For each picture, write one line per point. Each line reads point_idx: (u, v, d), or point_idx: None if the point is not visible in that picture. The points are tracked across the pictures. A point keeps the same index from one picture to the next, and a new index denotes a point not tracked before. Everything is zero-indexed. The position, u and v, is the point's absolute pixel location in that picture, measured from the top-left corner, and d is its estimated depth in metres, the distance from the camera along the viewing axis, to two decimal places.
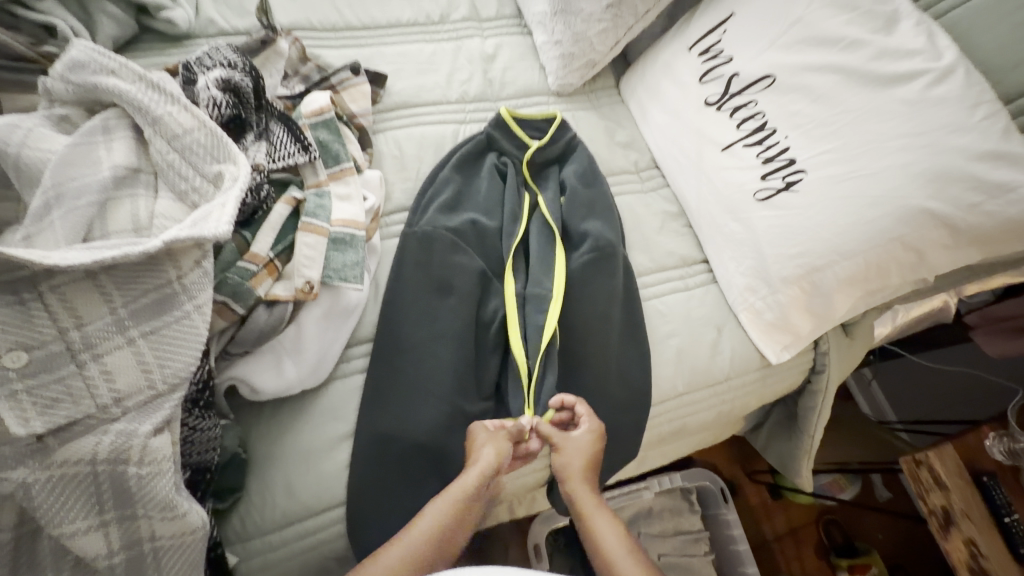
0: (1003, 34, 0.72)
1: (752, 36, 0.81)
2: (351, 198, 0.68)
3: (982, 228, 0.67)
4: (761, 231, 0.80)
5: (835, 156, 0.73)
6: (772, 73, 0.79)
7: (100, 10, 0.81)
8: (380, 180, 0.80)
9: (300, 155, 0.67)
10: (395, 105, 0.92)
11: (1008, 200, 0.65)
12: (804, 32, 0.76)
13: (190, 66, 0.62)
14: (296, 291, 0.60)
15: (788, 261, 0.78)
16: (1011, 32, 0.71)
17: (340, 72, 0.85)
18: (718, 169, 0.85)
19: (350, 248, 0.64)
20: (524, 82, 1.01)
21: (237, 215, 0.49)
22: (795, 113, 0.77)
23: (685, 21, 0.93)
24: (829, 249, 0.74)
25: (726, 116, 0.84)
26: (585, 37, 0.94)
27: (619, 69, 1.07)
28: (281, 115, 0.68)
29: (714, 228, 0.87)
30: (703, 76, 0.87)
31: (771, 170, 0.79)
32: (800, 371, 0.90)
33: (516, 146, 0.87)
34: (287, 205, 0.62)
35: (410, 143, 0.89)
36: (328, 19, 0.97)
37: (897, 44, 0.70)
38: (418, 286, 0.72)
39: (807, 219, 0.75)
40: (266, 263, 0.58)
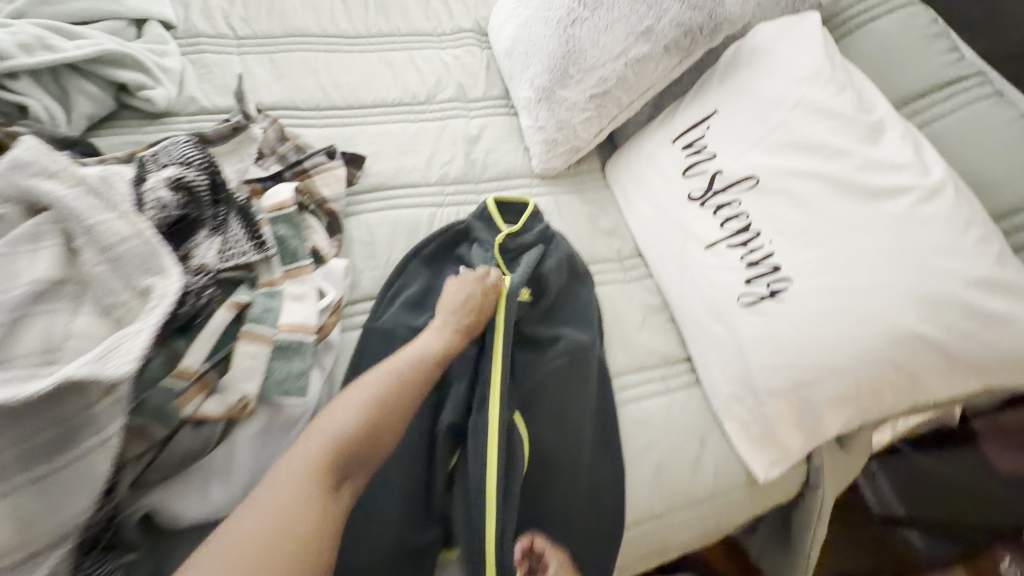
0: (992, 149, 0.69)
1: (734, 135, 0.80)
2: (304, 297, 0.64)
3: (978, 357, 0.62)
4: (746, 337, 0.75)
5: (821, 267, 0.68)
6: (754, 174, 0.76)
7: (77, 90, 0.81)
8: (346, 269, 0.78)
9: (253, 253, 0.64)
10: (371, 187, 0.90)
11: (1001, 329, 0.61)
12: (787, 136, 0.74)
13: (145, 163, 0.60)
14: (229, 407, 0.55)
15: (774, 374, 0.72)
16: (999, 148, 0.69)
17: (314, 156, 0.84)
18: (701, 267, 0.81)
19: (297, 355, 0.60)
20: (506, 164, 0.99)
21: (143, 354, 0.45)
22: (779, 217, 0.73)
23: (670, 112, 0.92)
24: (820, 365, 0.68)
25: (709, 213, 0.81)
26: (568, 124, 0.93)
27: (605, 152, 1.06)
28: (242, 207, 0.66)
29: (698, 327, 0.82)
30: (686, 169, 0.85)
31: (756, 274, 0.74)
32: (792, 486, 0.83)
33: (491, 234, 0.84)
34: (230, 309, 0.58)
35: (383, 227, 0.86)
36: (313, 99, 0.97)
37: (882, 156, 0.67)
38: None
39: (792, 331, 0.70)
40: (198, 377, 0.54)
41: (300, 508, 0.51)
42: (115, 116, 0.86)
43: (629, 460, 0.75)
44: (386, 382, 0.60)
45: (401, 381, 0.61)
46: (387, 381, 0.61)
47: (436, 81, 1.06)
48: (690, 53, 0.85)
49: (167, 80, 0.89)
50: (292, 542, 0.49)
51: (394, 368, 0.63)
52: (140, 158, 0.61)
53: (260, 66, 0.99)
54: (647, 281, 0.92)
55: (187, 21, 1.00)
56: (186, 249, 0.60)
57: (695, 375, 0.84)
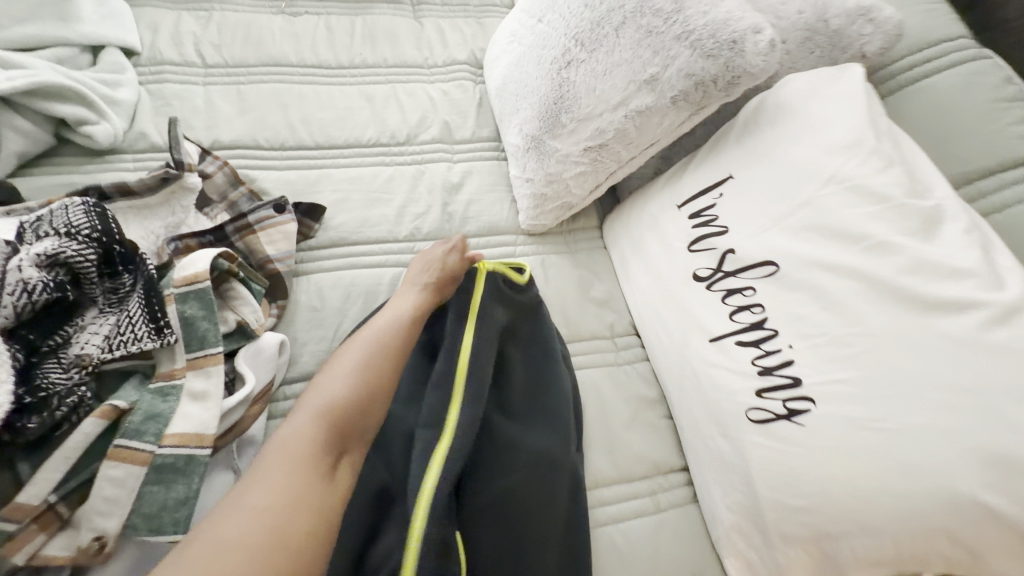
0: None
1: (751, 209, 0.66)
2: (206, 396, 0.53)
3: None
4: (753, 463, 0.60)
5: (852, 391, 0.54)
6: (773, 260, 0.63)
7: (7, 124, 0.73)
8: (284, 343, 0.66)
9: (149, 341, 0.53)
10: (329, 242, 0.79)
11: None
12: (816, 217, 0.60)
13: (23, 233, 0.51)
14: (77, 550, 0.44)
15: (788, 515, 0.57)
16: None
17: (260, 209, 0.74)
18: (704, 365, 0.66)
19: (181, 478, 0.48)
20: (489, 218, 0.87)
21: None
22: (801, 317, 0.59)
23: (679, 169, 0.79)
24: (847, 515, 0.54)
25: (716, 300, 0.67)
26: (559, 178, 0.81)
27: (606, 206, 0.93)
28: (150, 277, 0.55)
29: (697, 436, 0.68)
30: (692, 242, 0.72)
31: (769, 385, 0.60)
32: None
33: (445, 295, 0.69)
34: (99, 418, 0.47)
35: (336, 291, 0.75)
36: (277, 137, 0.87)
37: (938, 257, 0.53)
38: None
39: (811, 467, 0.56)
40: (40, 513, 0.43)
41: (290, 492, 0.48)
42: (54, 153, 0.78)
43: None
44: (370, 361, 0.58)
45: (385, 359, 0.59)
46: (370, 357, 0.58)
47: (419, 118, 0.95)
48: (703, 106, 0.71)
49: (114, 114, 0.80)
50: (290, 521, 0.46)
51: (375, 340, 0.60)
52: (21, 224, 0.52)
53: (225, 98, 0.90)
54: (642, 366, 0.78)
55: (153, 46, 0.92)
56: (66, 336, 0.50)
57: (693, 490, 0.70)
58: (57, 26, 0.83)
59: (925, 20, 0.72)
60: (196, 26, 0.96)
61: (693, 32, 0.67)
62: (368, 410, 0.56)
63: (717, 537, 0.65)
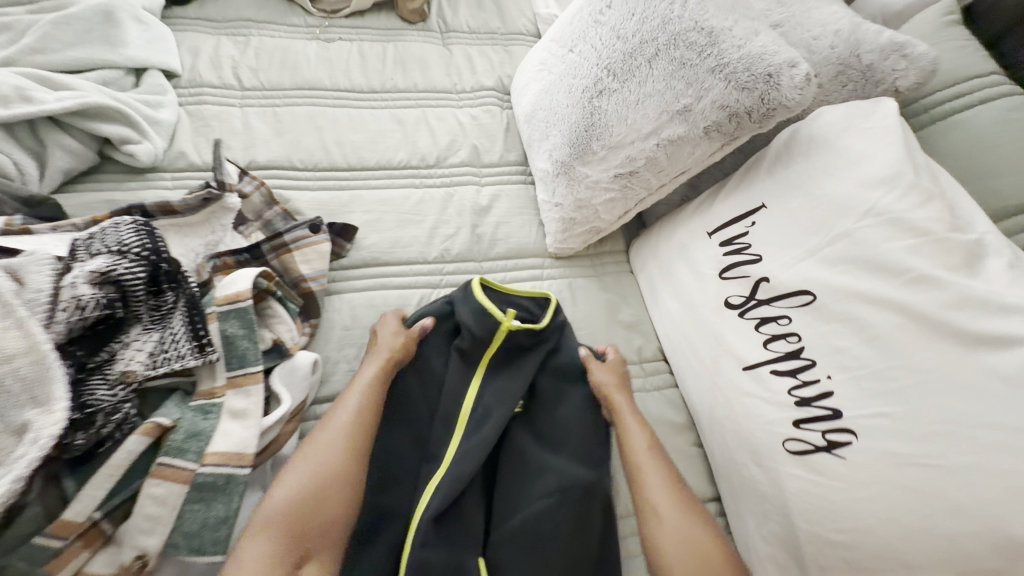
0: None
1: (785, 239, 0.66)
2: (245, 415, 0.52)
3: None
4: (793, 497, 0.59)
5: (896, 427, 0.53)
6: (810, 290, 0.63)
7: (55, 142, 0.75)
8: (316, 363, 0.65)
9: (192, 357, 0.53)
10: (361, 262, 0.80)
11: None
12: (854, 249, 0.60)
13: (76, 249, 0.52)
14: (119, 568, 0.44)
15: (829, 551, 0.56)
16: None
17: (296, 228, 0.75)
18: (738, 393, 0.66)
19: (221, 496, 0.48)
20: (517, 240, 0.88)
21: None
22: (841, 349, 0.59)
23: (709, 197, 0.80)
24: (894, 558, 0.52)
25: (750, 328, 0.67)
26: (589, 204, 0.82)
27: (632, 231, 0.94)
28: (193, 295, 0.56)
29: (731, 467, 0.66)
30: (723, 270, 0.72)
31: (808, 417, 0.59)
32: None
33: (474, 318, 0.70)
34: (143, 434, 0.47)
35: (367, 311, 0.75)
36: (312, 158, 0.89)
37: (983, 292, 0.53)
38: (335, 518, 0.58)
39: (853, 502, 0.55)
40: (84, 531, 0.43)
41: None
42: (97, 171, 0.80)
43: None
44: (330, 445, 0.53)
45: (341, 452, 0.53)
46: (325, 446, 0.53)
47: (448, 142, 0.97)
48: (734, 138, 0.73)
49: (155, 134, 0.83)
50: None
51: (334, 431, 0.55)
52: (73, 241, 0.53)
53: (262, 120, 0.92)
54: (670, 392, 0.78)
55: (193, 70, 0.95)
56: (112, 352, 0.51)
57: (725, 521, 0.69)
58: (104, 49, 0.85)
59: (955, 56, 0.73)
60: (235, 51, 1.00)
61: (727, 66, 0.69)
62: (327, 508, 0.50)
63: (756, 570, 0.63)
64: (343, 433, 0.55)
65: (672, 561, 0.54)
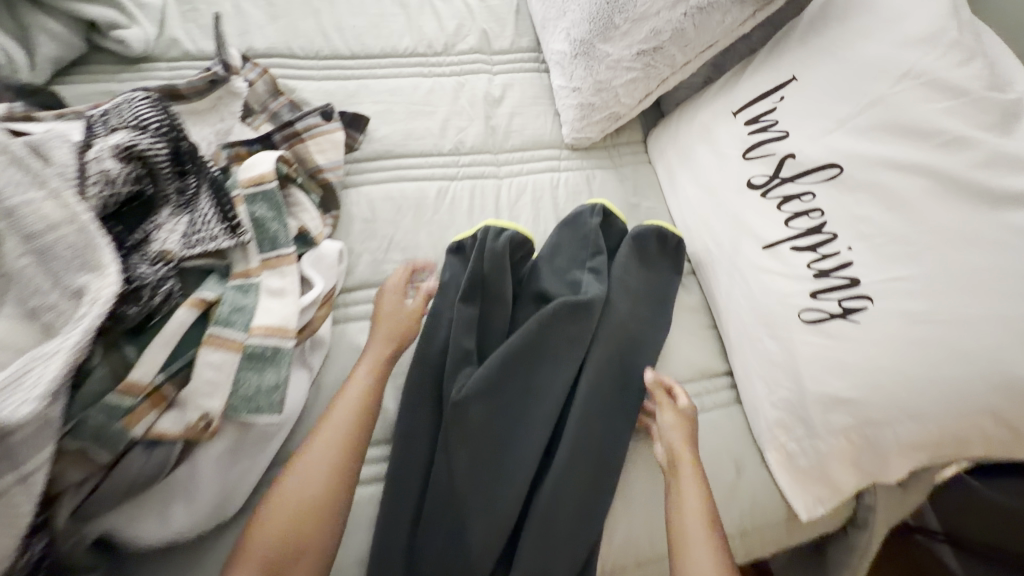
0: None
1: (814, 113, 0.66)
2: (284, 293, 0.55)
3: None
4: (804, 359, 0.63)
5: (912, 287, 0.56)
6: (839, 163, 0.62)
7: (39, 28, 0.70)
8: (342, 253, 0.67)
9: (224, 238, 0.54)
10: (376, 154, 0.78)
11: None
12: (887, 114, 0.60)
13: (93, 123, 0.52)
14: (187, 427, 0.47)
15: (834, 406, 0.60)
16: None
17: (307, 117, 0.73)
18: (757, 271, 0.68)
19: (271, 366, 0.51)
20: (535, 127, 0.86)
21: (59, 377, 0.38)
22: (863, 219, 0.60)
23: (735, 76, 0.78)
24: (893, 403, 0.57)
25: (773, 208, 0.67)
26: (608, 86, 0.80)
27: (650, 121, 0.93)
28: (216, 179, 0.56)
29: (745, 342, 0.69)
30: (817, 283, 0.62)
31: (825, 287, 0.62)
32: (835, 520, 0.73)
33: None
34: (191, 309, 0.49)
35: (386, 204, 0.75)
36: (312, 45, 0.83)
37: (1014, 149, 0.54)
38: (486, 404, 0.62)
39: (862, 358, 0.58)
40: (149, 393, 0.46)
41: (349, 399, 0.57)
42: (86, 61, 0.76)
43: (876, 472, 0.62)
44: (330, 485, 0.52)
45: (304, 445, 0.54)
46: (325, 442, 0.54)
47: (456, 26, 0.91)
48: (770, 2, 0.72)
49: (144, 19, 0.76)
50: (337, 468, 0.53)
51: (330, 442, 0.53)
52: (87, 115, 0.53)
53: (255, 7, 0.84)
54: (687, 276, 0.79)
55: None
56: (145, 234, 0.51)
57: (736, 393, 0.73)
58: None
59: None
60: None
61: None
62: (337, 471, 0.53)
63: (955, 454, 0.58)
64: (302, 506, 0.51)
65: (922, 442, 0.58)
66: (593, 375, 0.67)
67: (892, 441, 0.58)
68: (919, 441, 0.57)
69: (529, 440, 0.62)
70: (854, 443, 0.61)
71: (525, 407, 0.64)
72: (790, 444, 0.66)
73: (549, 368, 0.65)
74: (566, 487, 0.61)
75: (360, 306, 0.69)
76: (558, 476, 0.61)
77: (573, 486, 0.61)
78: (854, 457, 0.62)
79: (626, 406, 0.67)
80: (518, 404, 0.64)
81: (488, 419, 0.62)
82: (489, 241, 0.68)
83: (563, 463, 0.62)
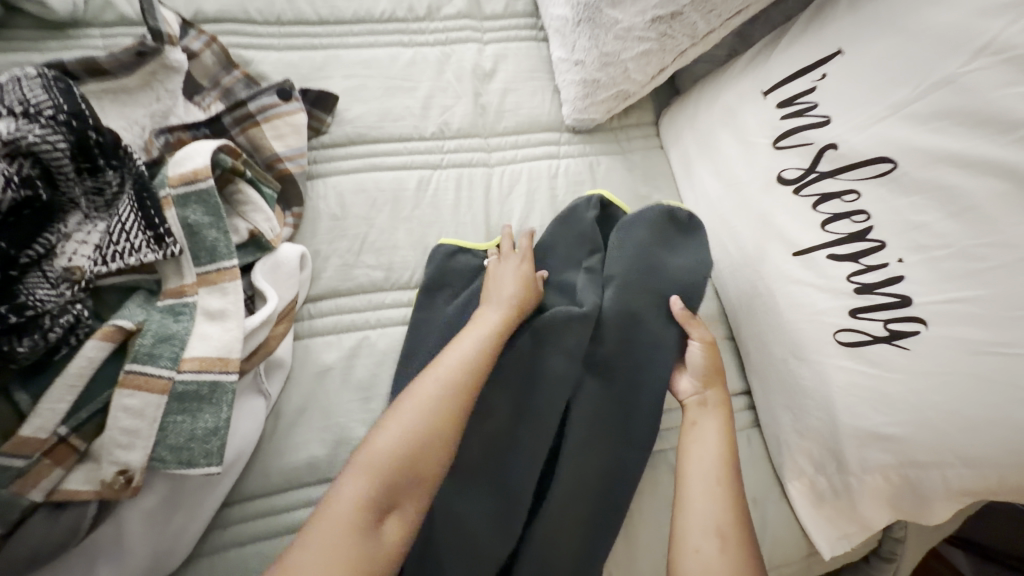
0: None
1: (864, 95, 0.55)
2: (224, 316, 0.45)
3: None
4: (838, 388, 0.54)
5: (977, 312, 0.46)
6: (891, 157, 0.52)
7: None
8: (305, 258, 0.58)
9: (149, 250, 0.44)
10: (346, 139, 0.68)
11: None
12: (956, 99, 0.49)
13: None
14: (102, 485, 0.39)
15: (871, 443, 0.52)
16: None
17: (261, 96, 0.63)
18: (785, 282, 0.58)
19: (207, 406, 0.42)
20: (532, 106, 0.75)
21: None
22: (918, 226, 0.50)
23: (766, 48, 0.67)
24: (944, 446, 0.48)
25: (807, 209, 0.58)
26: (617, 59, 0.69)
27: (664, 99, 0.81)
28: (141, 174, 0.46)
29: (768, 361, 0.61)
30: (857, 300, 0.53)
31: (866, 305, 0.52)
32: (858, 554, 0.66)
33: None
34: (104, 341, 0.40)
35: (358, 197, 0.65)
36: (271, 8, 0.71)
37: None
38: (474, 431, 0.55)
39: (909, 392, 0.49)
40: (51, 447, 0.38)
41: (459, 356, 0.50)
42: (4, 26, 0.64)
43: (918, 514, 0.54)
44: (423, 430, 0.45)
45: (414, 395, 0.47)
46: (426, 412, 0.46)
47: None
48: None
49: None
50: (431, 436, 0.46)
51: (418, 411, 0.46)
52: None
53: None
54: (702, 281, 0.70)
55: None
56: (49, 246, 0.42)
57: (754, 414, 0.65)
58: None
59: None
60: None
61: None
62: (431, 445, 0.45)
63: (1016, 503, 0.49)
64: (364, 493, 0.41)
65: (978, 488, 0.49)
66: (592, 398, 0.58)
67: (941, 486, 0.50)
68: (973, 487, 0.49)
69: (517, 474, 0.54)
70: (893, 481, 0.53)
71: (514, 437, 0.55)
72: (815, 477, 0.58)
73: (542, 391, 0.56)
74: (564, 525, 0.54)
75: (327, 318, 0.60)
76: (551, 516, 0.53)
77: (567, 528, 0.53)
78: (890, 497, 0.54)
79: (633, 432, 0.58)
80: (510, 430, 0.56)
81: (475, 448, 0.54)
82: (466, 257, 0.63)
83: (557, 503, 0.54)
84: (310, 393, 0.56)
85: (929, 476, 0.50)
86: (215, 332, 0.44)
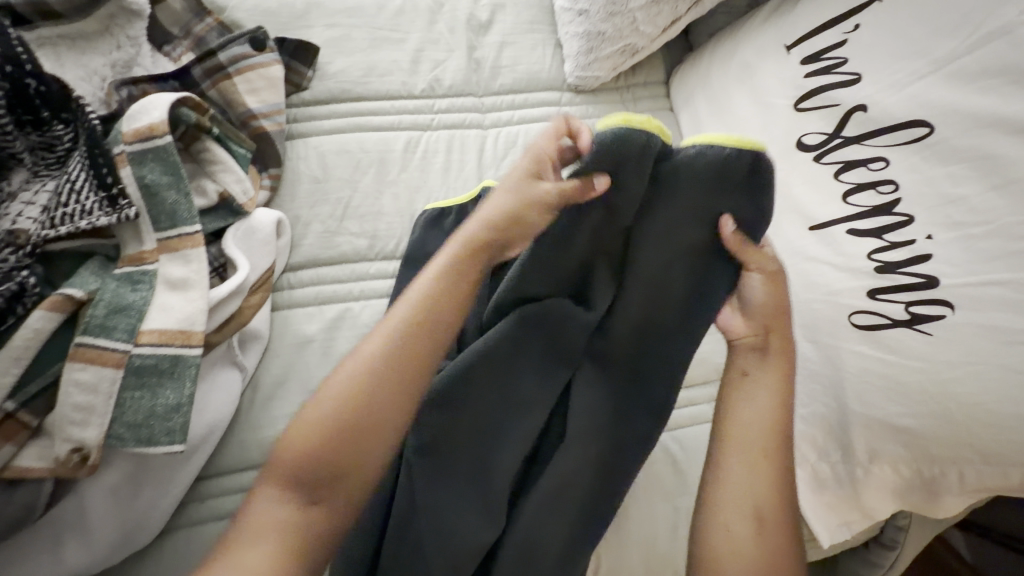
0: None
1: (901, 49, 0.49)
2: (187, 285, 0.42)
3: None
4: (851, 375, 0.50)
5: (1013, 297, 0.42)
6: (928, 121, 0.46)
7: None
8: (282, 224, 0.54)
9: (102, 213, 0.41)
10: (328, 95, 0.62)
11: None
12: (1008, 54, 0.43)
13: None
14: (55, 464, 0.37)
15: (883, 434, 0.49)
16: None
17: (233, 45, 0.57)
18: (799, 258, 0.54)
19: (169, 382, 0.40)
20: (531, 61, 0.69)
21: None
22: (953, 200, 0.45)
23: None
24: (962, 439, 0.45)
25: (827, 179, 0.52)
26: (625, 8, 0.62)
27: (676, 55, 0.75)
28: (93, 129, 0.42)
29: None
30: (878, 280, 0.48)
31: (887, 286, 0.48)
32: (857, 542, 0.63)
33: None
34: (52, 311, 0.38)
35: (340, 159, 0.61)
36: None
37: None
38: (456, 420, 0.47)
39: (929, 382, 0.46)
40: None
41: (400, 328, 0.41)
42: None
43: (928, 508, 0.51)
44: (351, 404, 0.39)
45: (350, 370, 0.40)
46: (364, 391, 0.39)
47: None
48: None
49: None
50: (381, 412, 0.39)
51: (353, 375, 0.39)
52: None
53: None
54: None
55: None
56: None
57: None
58: None
59: None
60: None
61: None
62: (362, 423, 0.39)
63: None
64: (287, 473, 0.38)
65: (996, 482, 0.46)
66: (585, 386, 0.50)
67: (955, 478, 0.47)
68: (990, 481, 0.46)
69: (498, 455, 0.48)
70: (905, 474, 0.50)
71: (495, 428, 0.48)
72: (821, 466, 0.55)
73: (525, 367, 0.49)
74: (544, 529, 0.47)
75: (307, 288, 0.57)
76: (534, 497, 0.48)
77: (558, 513, 0.48)
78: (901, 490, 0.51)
79: (635, 414, 0.50)
80: (495, 421, 0.48)
81: (455, 440, 0.47)
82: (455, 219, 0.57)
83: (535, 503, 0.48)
84: (288, 367, 0.53)
85: (944, 469, 0.47)
86: (176, 303, 0.41)
